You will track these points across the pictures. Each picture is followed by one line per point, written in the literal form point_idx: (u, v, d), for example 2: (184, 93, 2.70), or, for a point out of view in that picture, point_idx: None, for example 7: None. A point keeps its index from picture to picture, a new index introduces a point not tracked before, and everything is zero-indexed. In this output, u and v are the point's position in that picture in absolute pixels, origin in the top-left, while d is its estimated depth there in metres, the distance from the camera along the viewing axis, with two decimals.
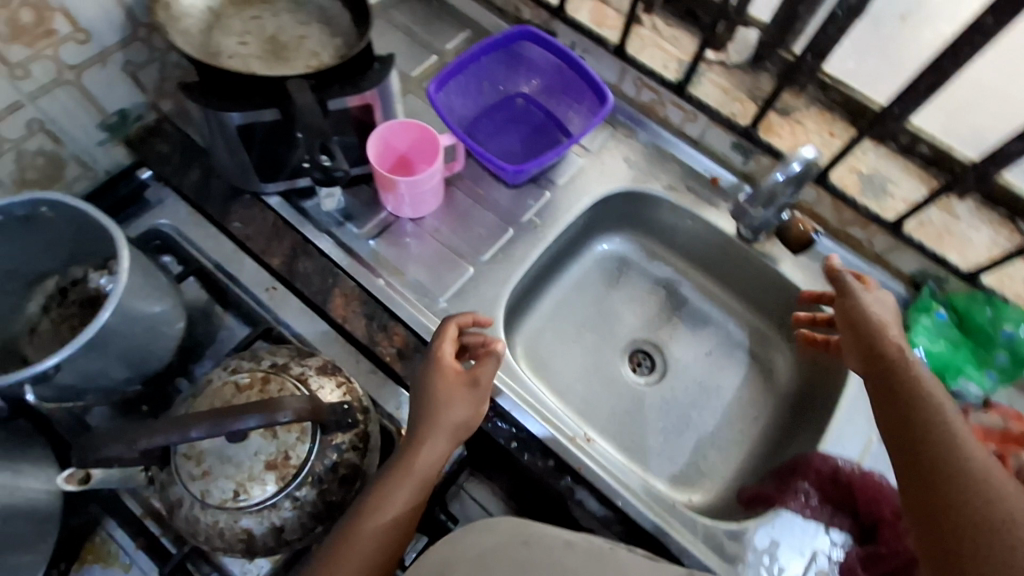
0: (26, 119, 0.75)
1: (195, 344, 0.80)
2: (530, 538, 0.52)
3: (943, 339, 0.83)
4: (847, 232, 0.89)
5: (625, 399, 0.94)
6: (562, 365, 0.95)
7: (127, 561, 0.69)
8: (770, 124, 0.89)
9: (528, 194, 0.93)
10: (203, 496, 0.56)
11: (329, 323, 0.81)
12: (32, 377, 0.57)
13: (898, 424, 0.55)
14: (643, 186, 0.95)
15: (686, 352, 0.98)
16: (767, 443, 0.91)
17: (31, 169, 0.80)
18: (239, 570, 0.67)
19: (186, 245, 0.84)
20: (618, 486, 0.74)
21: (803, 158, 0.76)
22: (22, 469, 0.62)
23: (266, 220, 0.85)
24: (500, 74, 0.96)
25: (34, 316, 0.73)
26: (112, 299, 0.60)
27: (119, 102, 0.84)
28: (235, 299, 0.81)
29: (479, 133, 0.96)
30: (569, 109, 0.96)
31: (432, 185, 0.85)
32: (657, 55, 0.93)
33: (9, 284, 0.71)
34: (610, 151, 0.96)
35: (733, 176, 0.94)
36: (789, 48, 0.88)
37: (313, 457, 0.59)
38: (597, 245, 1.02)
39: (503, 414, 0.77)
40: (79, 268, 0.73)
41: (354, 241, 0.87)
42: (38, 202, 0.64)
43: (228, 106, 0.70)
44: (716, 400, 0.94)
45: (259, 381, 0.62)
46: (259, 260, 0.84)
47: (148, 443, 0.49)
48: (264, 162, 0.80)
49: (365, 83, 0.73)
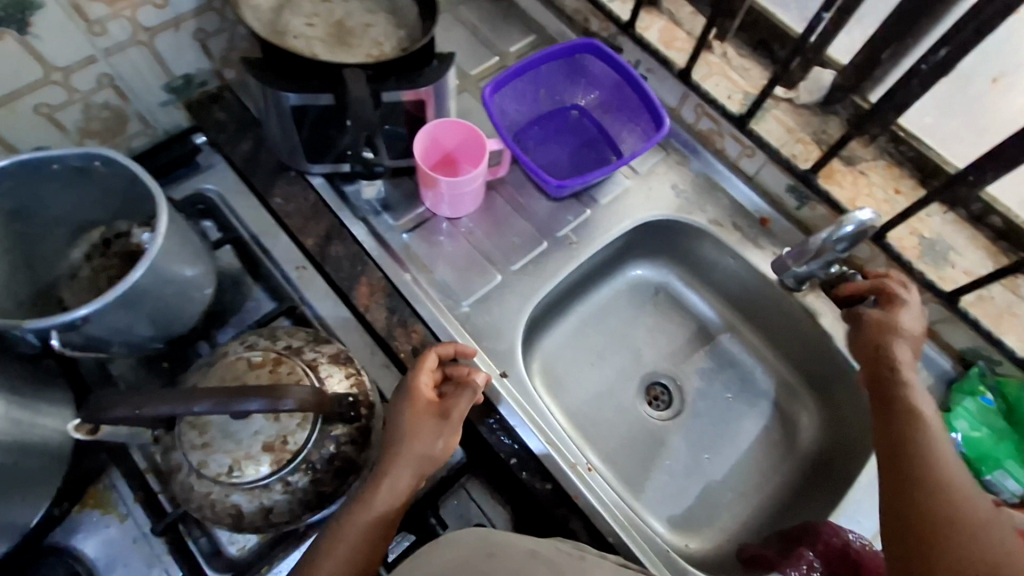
0: (97, 73, 0.78)
1: (222, 311, 0.81)
2: (495, 550, 0.53)
3: (985, 426, 0.78)
4: None
5: (636, 431, 0.91)
6: (577, 385, 0.93)
7: (123, 512, 0.71)
8: (832, 171, 0.85)
9: (568, 208, 0.91)
10: (200, 467, 0.57)
11: (351, 310, 0.81)
12: (62, 325, 0.59)
13: (910, 475, 0.58)
14: (687, 217, 0.91)
15: (707, 392, 0.94)
16: (779, 503, 0.87)
17: (96, 121, 0.83)
18: (226, 540, 0.68)
19: (228, 213, 0.86)
20: (613, 522, 0.71)
21: (859, 219, 0.72)
22: (41, 409, 0.64)
23: (307, 199, 0.86)
24: (559, 84, 0.95)
25: (76, 262, 0.76)
26: (146, 259, 0.62)
27: (186, 66, 0.86)
28: (265, 273, 0.83)
29: (529, 140, 0.95)
30: (623, 128, 0.94)
31: (473, 187, 0.84)
32: (723, 83, 0.90)
33: (58, 229, 0.74)
34: (659, 176, 0.94)
35: (784, 220, 0.90)
36: (864, 95, 0.84)
37: (311, 445, 0.59)
38: (632, 269, 1.00)
39: (508, 429, 0.75)
40: (124, 223, 0.76)
41: (388, 232, 0.87)
42: (93, 156, 0.66)
43: (285, 86, 0.71)
44: (731, 447, 0.90)
45: (271, 361, 0.62)
46: (293, 238, 0.85)
47: (153, 411, 0.50)
48: (313, 143, 0.81)
49: (421, 79, 0.73)
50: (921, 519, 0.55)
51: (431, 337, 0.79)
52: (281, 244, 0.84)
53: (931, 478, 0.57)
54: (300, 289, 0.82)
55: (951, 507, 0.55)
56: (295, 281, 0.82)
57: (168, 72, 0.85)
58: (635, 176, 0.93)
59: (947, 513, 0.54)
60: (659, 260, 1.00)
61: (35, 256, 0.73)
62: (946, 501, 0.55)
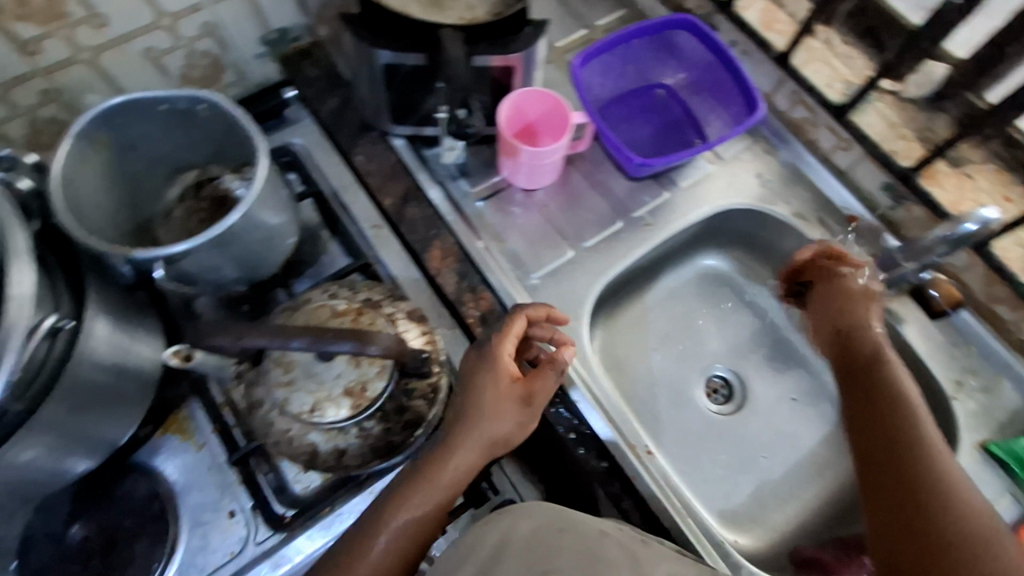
0: (202, 21, 0.80)
1: (300, 261, 0.84)
2: (567, 527, 0.56)
3: None
4: (992, 309, 0.79)
5: (692, 421, 0.90)
6: (637, 369, 0.92)
7: (200, 441, 0.75)
8: (934, 172, 0.80)
9: (646, 189, 0.89)
10: (283, 404, 0.60)
11: (423, 273, 0.82)
12: (162, 258, 0.62)
13: (900, 469, 0.59)
14: (769, 207, 0.88)
15: (769, 389, 0.92)
16: (836, 510, 0.84)
17: (195, 68, 0.86)
18: (291, 477, 0.71)
19: (312, 167, 0.88)
20: (668, 507, 0.71)
21: (983, 219, 0.68)
22: (137, 337, 0.68)
23: (388, 159, 0.88)
24: (647, 61, 0.92)
25: (171, 202, 0.80)
26: (243, 204, 0.64)
27: (283, 20, 0.88)
28: (343, 229, 0.85)
29: (612, 118, 0.93)
30: (710, 111, 0.91)
31: (554, 160, 0.83)
32: (823, 71, 0.86)
33: (158, 168, 0.78)
34: (743, 163, 0.90)
35: (875, 220, 0.86)
36: (980, 93, 0.77)
37: (387, 395, 0.61)
38: (703, 258, 0.97)
39: (568, 403, 0.76)
40: (218, 168, 0.79)
41: (464, 197, 0.87)
42: (199, 100, 0.68)
43: (380, 43, 0.71)
44: (790, 449, 0.88)
45: (354, 311, 0.64)
46: (372, 197, 0.87)
47: (251, 342, 0.52)
48: (399, 103, 0.82)
49: (513, 45, 0.72)
50: (918, 514, 0.56)
51: (499, 306, 0.80)
52: (360, 202, 0.86)
53: (929, 470, 0.58)
54: (375, 247, 0.83)
55: (951, 504, 0.56)
56: (370, 240, 0.84)
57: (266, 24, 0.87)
58: (718, 163, 0.90)
59: (942, 507, 0.56)
60: (733, 252, 0.97)
61: (136, 192, 0.77)
62: (946, 498, 0.56)
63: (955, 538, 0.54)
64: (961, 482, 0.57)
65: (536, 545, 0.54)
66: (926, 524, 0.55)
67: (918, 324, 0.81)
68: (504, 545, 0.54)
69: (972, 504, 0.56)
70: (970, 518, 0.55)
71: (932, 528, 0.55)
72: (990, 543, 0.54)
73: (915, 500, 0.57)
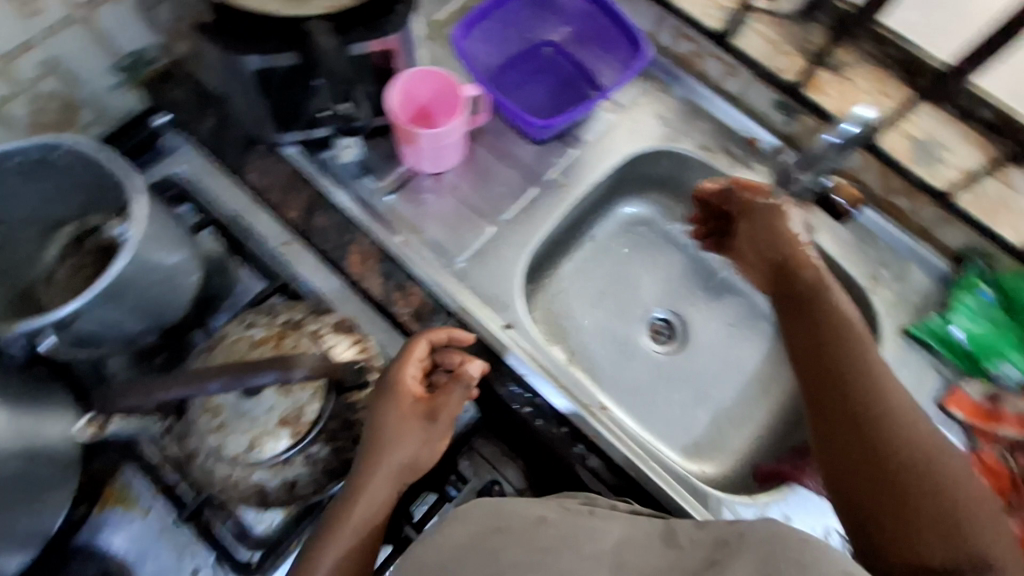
0: (34, 59, 0.72)
1: (211, 297, 0.77)
2: (503, 524, 0.50)
3: (987, 321, 0.79)
4: (891, 202, 0.84)
5: (640, 370, 0.91)
6: (580, 329, 0.92)
7: (146, 506, 0.71)
8: (816, 81, 0.83)
9: (552, 151, 0.88)
10: (219, 449, 0.56)
11: (344, 281, 0.79)
12: (52, 323, 0.57)
13: (841, 394, 0.63)
14: (673, 144, 0.89)
15: (708, 324, 0.94)
16: (789, 423, 0.88)
17: (41, 111, 0.78)
18: (253, 518, 0.67)
19: (200, 194, 0.82)
20: (631, 454, 0.72)
21: (860, 120, 0.69)
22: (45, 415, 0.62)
23: (282, 172, 0.83)
24: (527, 20, 0.91)
25: (50, 264, 0.72)
26: (126, 249, 0.59)
27: (132, 45, 0.81)
28: (251, 253, 0.80)
29: (507, 86, 0.91)
30: (599, 61, 0.91)
31: (453, 139, 0.81)
32: (698, 2, 0.88)
33: (27, 229, 0.71)
34: (641, 107, 0.91)
35: (775, 139, 0.88)
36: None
37: (326, 415, 0.58)
38: (623, 207, 0.98)
39: (520, 379, 0.75)
40: (94, 219, 0.72)
41: (372, 196, 0.84)
42: (54, 146, 0.62)
43: (235, 49, 0.66)
44: (737, 376, 0.91)
45: (275, 337, 0.61)
46: (275, 215, 0.82)
47: (163, 396, 0.50)
48: (280, 109, 0.76)
49: (386, 26, 0.68)
50: (857, 426, 0.60)
51: (430, 299, 0.78)
52: (264, 221, 0.82)
53: (866, 391, 0.62)
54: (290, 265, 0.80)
55: (890, 427, 0.59)
56: (283, 255, 0.80)
57: (110, 49, 0.79)
58: (617, 111, 0.91)
59: (882, 425, 0.60)
60: (651, 195, 0.98)
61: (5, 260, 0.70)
62: (883, 415, 0.60)
63: (895, 450, 0.58)
64: (898, 398, 0.61)
65: (472, 557, 0.48)
66: (866, 441, 0.60)
67: (829, 232, 0.86)
68: (441, 562, 0.48)
69: (908, 417, 0.60)
70: (908, 431, 0.59)
71: (876, 441, 0.59)
72: (921, 454, 0.58)
73: (859, 413, 0.61)
